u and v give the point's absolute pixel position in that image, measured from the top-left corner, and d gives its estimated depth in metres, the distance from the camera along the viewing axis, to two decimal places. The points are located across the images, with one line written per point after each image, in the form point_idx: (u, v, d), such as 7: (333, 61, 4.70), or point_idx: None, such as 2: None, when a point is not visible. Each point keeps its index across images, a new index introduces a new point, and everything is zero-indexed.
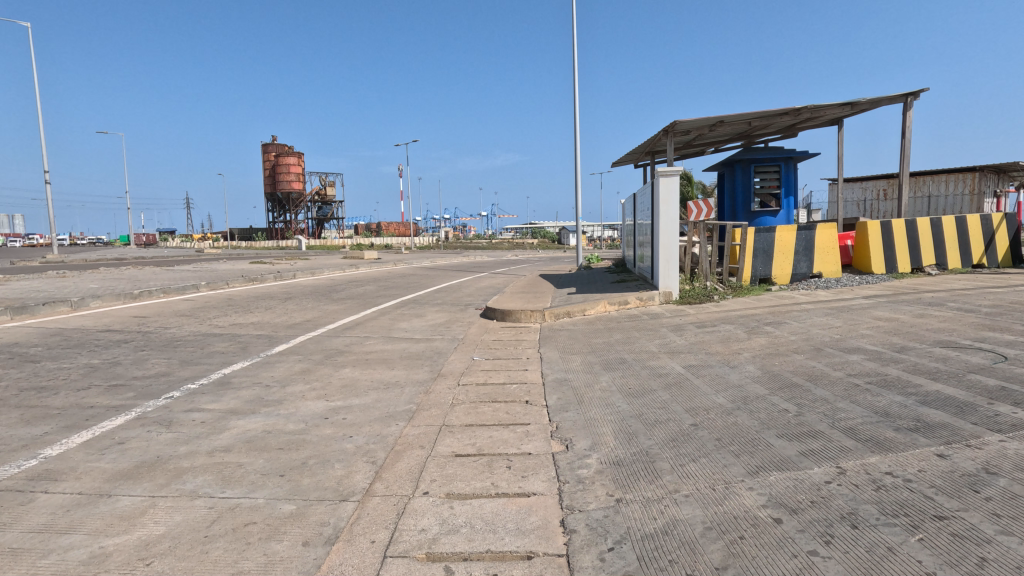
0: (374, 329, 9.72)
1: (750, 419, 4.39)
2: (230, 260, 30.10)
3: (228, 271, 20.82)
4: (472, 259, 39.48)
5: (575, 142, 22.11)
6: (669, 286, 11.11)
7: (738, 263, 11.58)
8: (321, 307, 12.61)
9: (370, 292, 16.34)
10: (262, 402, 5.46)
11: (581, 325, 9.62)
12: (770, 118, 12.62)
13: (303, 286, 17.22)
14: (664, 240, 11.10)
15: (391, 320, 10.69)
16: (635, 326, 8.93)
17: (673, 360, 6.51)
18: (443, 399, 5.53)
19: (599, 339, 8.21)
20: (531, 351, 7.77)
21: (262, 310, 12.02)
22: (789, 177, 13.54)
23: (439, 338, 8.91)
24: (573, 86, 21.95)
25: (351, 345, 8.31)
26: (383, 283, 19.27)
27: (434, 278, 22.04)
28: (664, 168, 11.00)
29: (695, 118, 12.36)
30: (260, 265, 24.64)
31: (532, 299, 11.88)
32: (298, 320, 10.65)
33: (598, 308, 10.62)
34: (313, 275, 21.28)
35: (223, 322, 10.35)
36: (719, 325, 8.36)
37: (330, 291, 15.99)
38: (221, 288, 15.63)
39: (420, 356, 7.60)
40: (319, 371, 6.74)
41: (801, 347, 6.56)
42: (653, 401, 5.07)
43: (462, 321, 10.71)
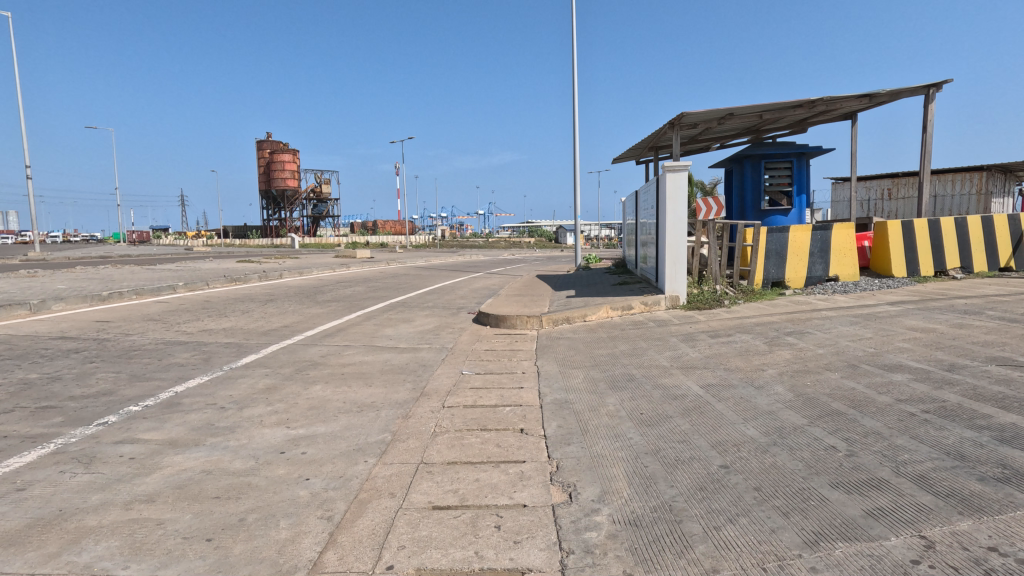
0: (357, 336, 8.91)
1: (793, 461, 3.61)
2: (218, 259, 29.21)
3: (212, 270, 19.96)
4: (468, 258, 38.63)
5: (575, 140, 21.32)
6: (676, 290, 10.33)
7: (749, 265, 10.81)
8: (303, 311, 11.79)
9: (358, 293, 15.52)
10: (210, 429, 4.65)
11: (582, 333, 8.83)
12: (783, 110, 11.83)
13: (288, 287, 16.38)
14: (672, 241, 10.31)
15: (376, 326, 9.87)
16: (641, 335, 8.14)
17: (689, 379, 5.72)
18: (424, 427, 4.72)
19: (603, 350, 7.42)
20: (528, 364, 6.97)
21: (239, 313, 11.19)
22: (801, 174, 12.79)
23: (426, 348, 8.11)
24: (573, 81, 21.18)
25: (328, 356, 7.49)
26: (373, 283, 18.42)
27: (427, 279, 21.22)
28: (671, 162, 10.21)
29: (704, 110, 11.56)
30: (247, 264, 23.76)
31: (529, 303, 11.10)
32: (275, 326, 9.83)
33: (600, 313, 9.85)
34: (301, 274, 20.44)
35: (193, 328, 9.53)
36: (734, 335, 7.58)
37: (315, 293, 15.16)
38: (200, 289, 14.78)
39: (403, 370, 6.80)
40: (285, 388, 5.93)
41: (833, 363, 5.79)
42: (670, 433, 4.28)
43: (453, 327, 9.92)
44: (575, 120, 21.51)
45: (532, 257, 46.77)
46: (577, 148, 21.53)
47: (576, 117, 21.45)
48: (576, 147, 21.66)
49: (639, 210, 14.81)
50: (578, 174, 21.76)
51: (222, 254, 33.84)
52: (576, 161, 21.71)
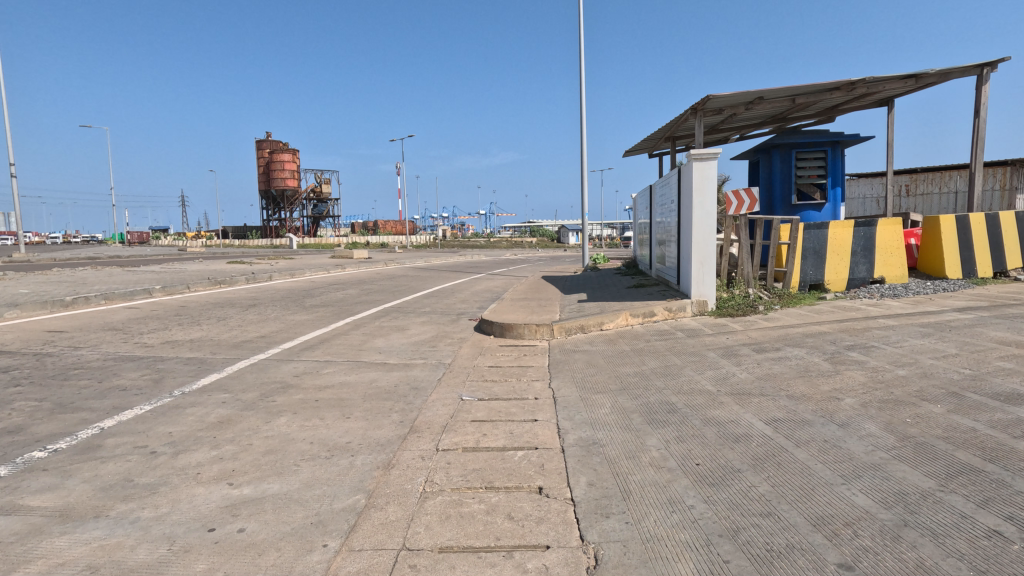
0: (342, 349, 7.76)
1: (951, 561, 2.44)
2: (209, 260, 28.03)
3: (198, 271, 18.79)
4: (469, 258, 37.40)
5: (583, 136, 20.20)
6: (703, 294, 9.15)
7: (784, 266, 9.64)
8: (286, 318, 10.62)
9: (349, 297, 14.34)
10: (125, 489, 3.49)
11: (601, 345, 7.68)
12: (818, 94, 10.64)
13: (275, 290, 15.21)
14: (699, 238, 9.15)
15: (364, 336, 8.71)
16: (671, 349, 6.98)
17: (747, 410, 4.54)
18: (410, 485, 3.56)
19: (628, 369, 6.24)
20: (541, 387, 5.79)
21: (213, 321, 10.04)
22: (835, 165, 11.60)
23: (421, 364, 6.94)
24: (580, 74, 20.07)
25: (303, 376, 6.32)
26: (367, 285, 17.27)
27: (426, 280, 20.08)
28: (698, 151, 9.02)
29: (730, 93, 10.36)
30: (237, 265, 22.59)
31: (537, 308, 9.97)
32: (251, 336, 8.68)
33: (618, 321, 8.72)
34: (292, 276, 19.27)
35: (156, 338, 8.38)
36: (784, 349, 6.40)
37: (303, 297, 13.97)
38: (179, 293, 13.64)
39: (391, 394, 5.64)
40: (241, 421, 4.75)
41: (927, 389, 4.61)
42: (747, 501, 3.11)
43: (452, 337, 8.75)
44: (583, 116, 20.39)
45: (535, 257, 45.53)
46: (585, 145, 20.40)
47: (584, 112, 20.35)
48: (583, 144, 20.53)
49: (655, 206, 13.63)
50: (586, 172, 20.61)
51: (215, 255, 32.74)
52: (583, 158, 20.58)
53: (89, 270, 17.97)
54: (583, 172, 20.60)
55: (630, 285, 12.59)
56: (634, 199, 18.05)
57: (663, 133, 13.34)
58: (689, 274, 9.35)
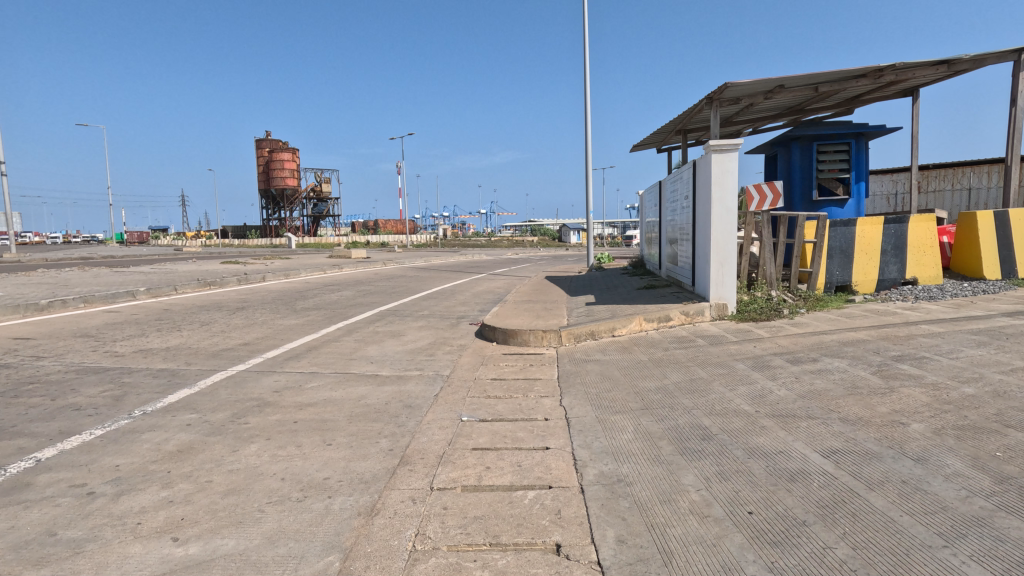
0: (331, 359, 7.08)
1: None
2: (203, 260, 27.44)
3: (188, 272, 18.12)
4: (469, 258, 36.71)
5: (587, 132, 19.54)
6: (723, 297, 8.47)
7: (809, 266, 8.94)
8: (274, 322, 9.95)
9: (344, 299, 13.65)
10: (42, 548, 2.81)
11: (614, 354, 6.99)
12: (843, 82, 9.94)
13: (267, 292, 14.53)
14: (720, 237, 8.46)
15: (356, 344, 8.04)
16: (693, 359, 6.29)
17: (797, 438, 3.85)
18: (396, 541, 2.88)
19: (648, 383, 5.56)
20: (551, 405, 5.11)
21: (196, 326, 9.36)
22: (859, 158, 10.90)
23: (416, 376, 6.26)
24: (584, 69, 19.41)
25: (284, 391, 5.64)
26: (364, 287, 16.60)
27: (425, 281, 19.41)
28: (717, 142, 8.34)
29: (749, 81, 9.65)
30: (231, 266, 21.93)
31: (542, 312, 9.29)
32: (233, 344, 8.00)
33: (631, 326, 8.05)
34: (287, 277, 18.59)
35: (129, 346, 7.71)
36: (823, 360, 5.70)
37: (295, 299, 13.29)
38: (164, 296, 12.95)
39: (381, 414, 4.96)
40: (204, 450, 4.07)
41: (1008, 413, 3.92)
42: (825, 571, 2.42)
43: (451, 344, 8.07)
44: (588, 112, 19.73)
45: (536, 256, 44.79)
46: (589, 141, 19.73)
47: (588, 108, 19.69)
48: (587, 142, 19.87)
49: (666, 203, 12.95)
50: (590, 170, 19.95)
51: (211, 255, 32.03)
52: (588, 156, 19.92)
53: (75, 271, 17.28)
54: (588, 171, 19.94)
55: (640, 286, 11.90)
56: (642, 196, 17.39)
57: (674, 126, 12.65)
58: (708, 275, 8.67)
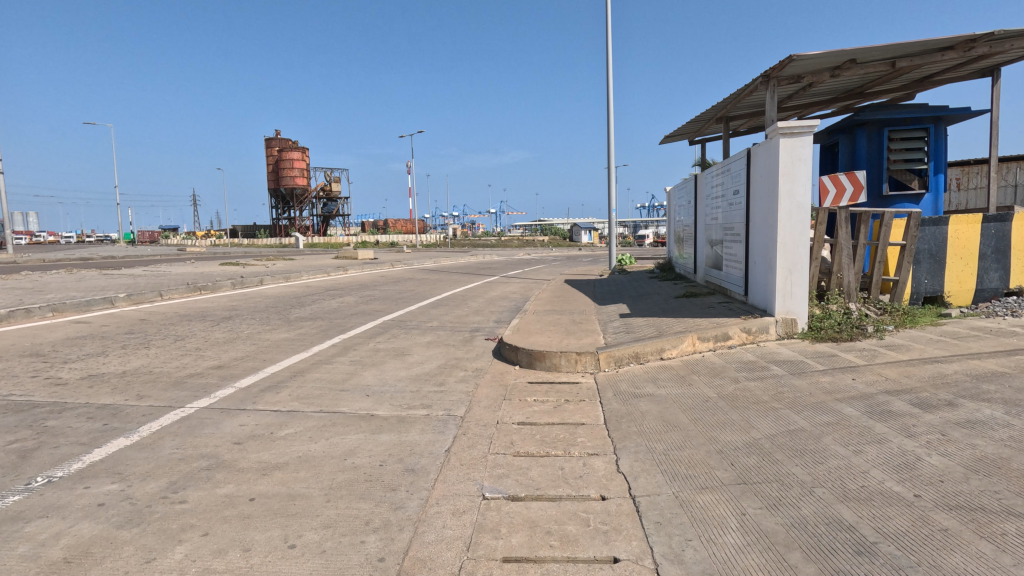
0: (317, 389, 5.74)
1: None
2: (203, 261, 26.36)
3: (182, 274, 16.95)
4: (479, 259, 35.32)
5: (610, 125, 18.04)
6: (791, 311, 7.03)
7: (893, 274, 7.44)
8: (261, 336, 8.66)
9: (344, 307, 12.32)
10: None
11: (671, 386, 5.57)
12: (926, 56, 8.40)
13: (262, 299, 13.26)
14: (787, 239, 6.99)
15: (351, 367, 6.69)
16: (779, 398, 4.87)
17: (1021, 562, 2.43)
18: None
19: (732, 434, 4.15)
20: (606, 472, 3.72)
21: (168, 342, 8.09)
22: (938, 146, 9.36)
23: (422, 417, 4.90)
24: (607, 56, 17.89)
25: (248, 441, 4.30)
26: (367, 291, 15.28)
27: (433, 284, 18.06)
28: (787, 123, 6.83)
29: (815, 56, 8.16)
30: (230, 268, 20.79)
31: (571, 326, 7.91)
32: (204, 367, 6.69)
33: (683, 346, 6.72)
34: (287, 280, 17.36)
35: (78, 370, 6.41)
36: (965, 406, 4.25)
37: (290, 307, 11.98)
38: (147, 303, 11.73)
39: (374, 485, 3.60)
40: (103, 560, 2.74)
41: None
42: None
43: (465, 367, 6.70)
44: (610, 103, 18.22)
45: (549, 256, 43.27)
46: (612, 135, 18.23)
47: (611, 99, 18.19)
48: (610, 135, 18.38)
49: (707, 198, 11.46)
50: (612, 165, 18.44)
51: (215, 257, 31.16)
52: (610, 151, 18.42)
53: (63, 275, 16.16)
54: (610, 167, 18.45)
55: (680, 294, 10.47)
56: (673, 191, 15.93)
57: (716, 112, 11.19)
58: (771, 284, 7.22)
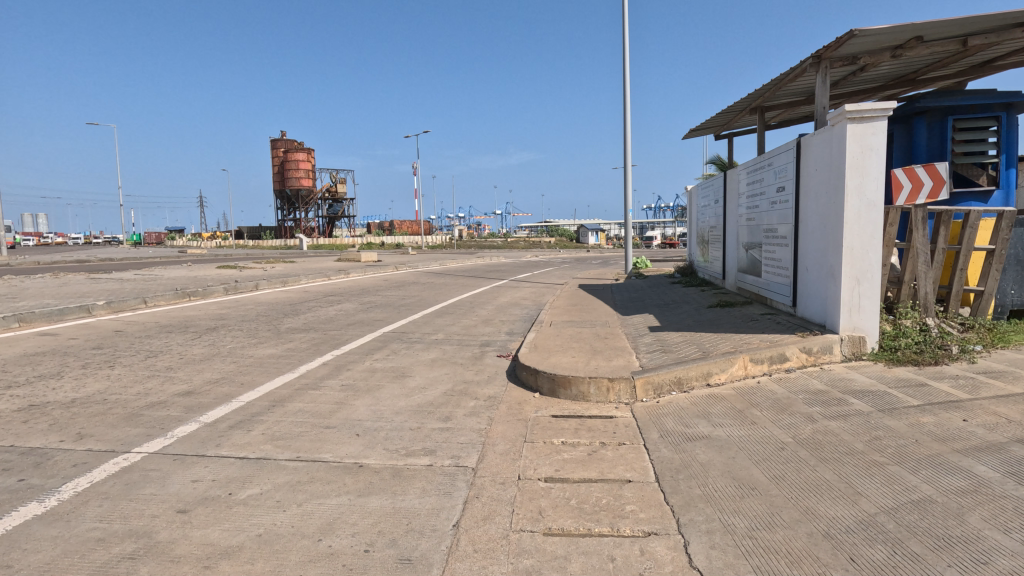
0: (298, 427, 4.72)
1: None
2: (202, 263, 25.48)
3: (174, 279, 16.01)
4: (486, 261, 34.23)
5: (627, 120, 16.91)
6: (859, 327, 5.98)
7: (975, 284, 6.37)
8: (244, 352, 7.67)
9: (342, 315, 11.32)
10: None
11: (730, 424, 4.52)
12: (1002, 34, 7.31)
13: (254, 306, 12.29)
14: (855, 243, 5.95)
15: (341, 396, 5.66)
16: (877, 447, 3.82)
17: None
18: None
19: (836, 505, 3.12)
20: (675, 569, 2.69)
21: (138, 360, 7.11)
22: (1009, 136, 8.26)
23: (424, 470, 3.87)
24: (623, 47, 16.75)
25: (196, 509, 3.30)
26: (368, 297, 14.27)
27: (439, 289, 17.03)
28: (856, 106, 5.78)
29: (876, 34, 7.11)
30: (226, 271, 19.90)
31: (597, 343, 6.87)
32: (170, 394, 5.69)
33: (732, 370, 5.69)
34: (284, 285, 16.40)
35: (20, 398, 5.42)
36: None
37: (283, 316, 10.99)
38: (128, 311, 10.78)
39: None
40: None
41: None
42: None
43: (475, 395, 5.67)
44: (627, 96, 17.10)
45: (557, 258, 42.11)
46: (628, 131, 17.11)
47: (628, 93, 17.04)
48: (626, 131, 17.27)
49: (740, 197, 10.42)
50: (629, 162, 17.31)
51: (214, 259, 30.29)
52: (626, 148, 17.29)
53: (50, 279, 15.29)
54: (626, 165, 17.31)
55: (713, 303, 9.43)
56: (696, 190, 14.90)
57: (751, 101, 10.15)
58: (833, 295, 6.19)
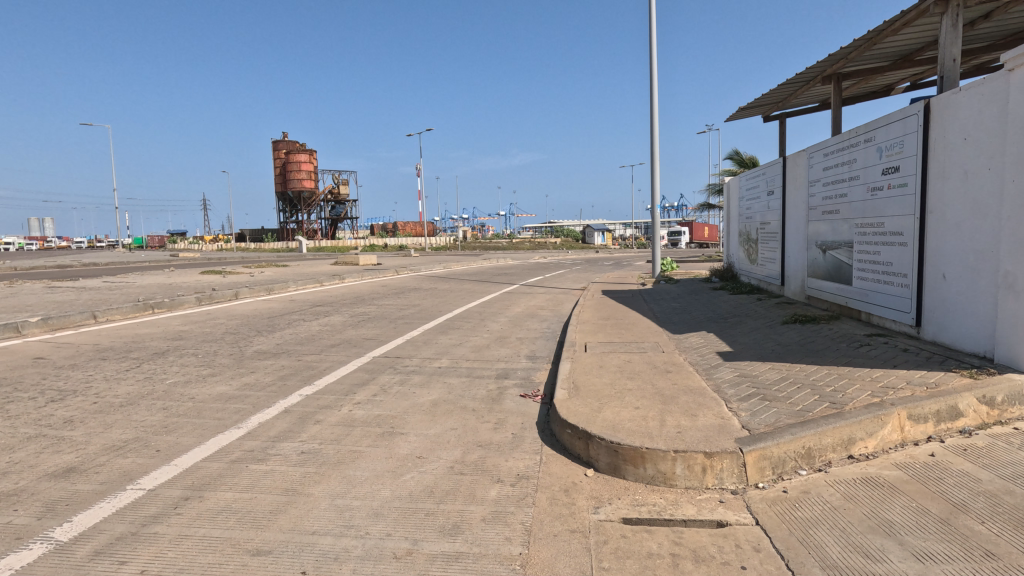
0: (208, 555, 2.83)
1: None
2: (187, 268, 23.69)
3: (144, 287, 14.17)
4: (492, 264, 32.36)
5: (655, 105, 14.97)
6: None
7: None
8: (184, 391, 5.79)
9: (328, 332, 9.44)
10: None
11: (949, 557, 2.60)
12: None
13: (226, 321, 10.44)
14: None
15: (295, 477, 3.77)
16: None
17: None
18: None
19: None
20: None
21: (34, 406, 5.22)
22: None
23: None
24: (651, 23, 14.89)
25: None
26: (361, 308, 12.39)
27: (443, 296, 15.17)
28: None
29: None
30: (209, 276, 18.04)
31: (662, 384, 4.95)
32: (40, 471, 3.81)
33: (882, 431, 3.80)
34: (269, 294, 14.55)
35: None
36: None
37: (255, 334, 9.11)
38: (68, 330, 8.94)
39: None
40: None
41: None
42: None
43: (498, 475, 3.76)
44: (654, 80, 15.15)
45: (566, 261, 40.27)
46: (656, 118, 15.15)
47: (656, 76, 15.11)
48: (653, 119, 15.29)
49: (809, 185, 8.50)
50: (657, 154, 15.37)
51: (204, 262, 28.64)
52: (654, 137, 15.31)
53: (1, 287, 13.50)
54: (654, 156, 15.34)
55: (786, 318, 7.55)
56: (736, 183, 13.05)
57: (827, 67, 8.23)
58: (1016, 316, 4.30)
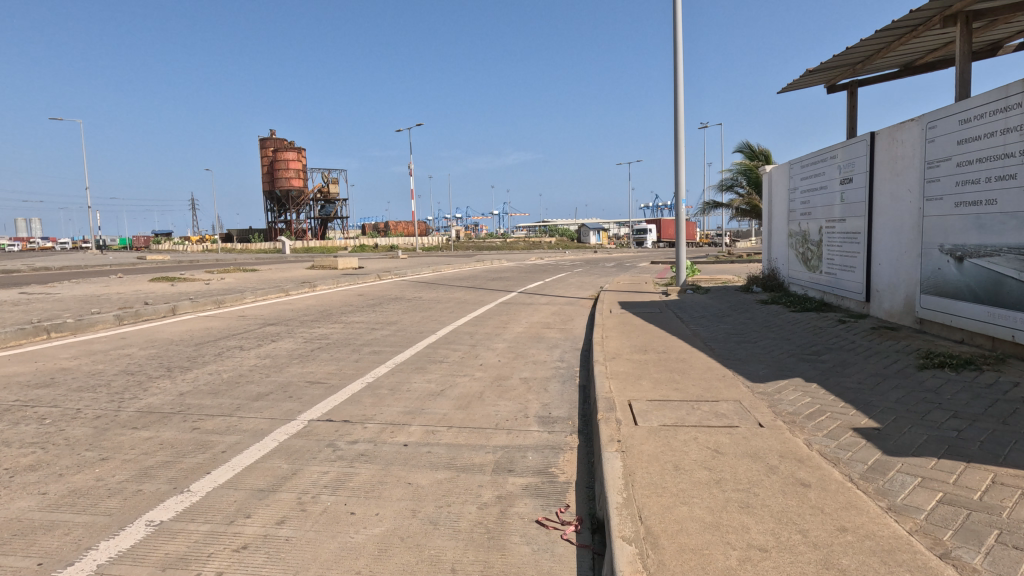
0: None
1: None
2: (142, 272, 20.95)
3: (59, 301, 11.52)
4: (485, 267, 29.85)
5: (681, 82, 12.61)
6: None
7: None
8: None
9: (263, 370, 6.93)
10: None
11: None
12: None
13: (135, 352, 7.85)
14: None
15: None
16: None
17: None
18: None
19: None
20: None
21: None
22: None
23: None
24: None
25: None
26: (322, 328, 9.83)
27: (427, 309, 12.63)
28: None
29: None
30: (156, 284, 15.42)
31: (824, 535, 2.52)
32: None
33: None
34: (215, 308, 11.94)
35: None
36: None
37: (160, 376, 6.57)
38: None
39: None
40: None
41: None
42: None
43: None
44: (680, 53, 12.80)
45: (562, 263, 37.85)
46: (681, 98, 12.81)
47: (682, 48, 12.77)
48: (678, 99, 12.87)
49: (926, 168, 6.13)
50: (682, 140, 12.98)
51: (168, 266, 25.99)
52: (678, 121, 12.88)
53: None
54: (678, 144, 12.90)
55: (920, 359, 5.15)
56: (784, 172, 10.73)
57: (959, 0, 5.82)
58: None
